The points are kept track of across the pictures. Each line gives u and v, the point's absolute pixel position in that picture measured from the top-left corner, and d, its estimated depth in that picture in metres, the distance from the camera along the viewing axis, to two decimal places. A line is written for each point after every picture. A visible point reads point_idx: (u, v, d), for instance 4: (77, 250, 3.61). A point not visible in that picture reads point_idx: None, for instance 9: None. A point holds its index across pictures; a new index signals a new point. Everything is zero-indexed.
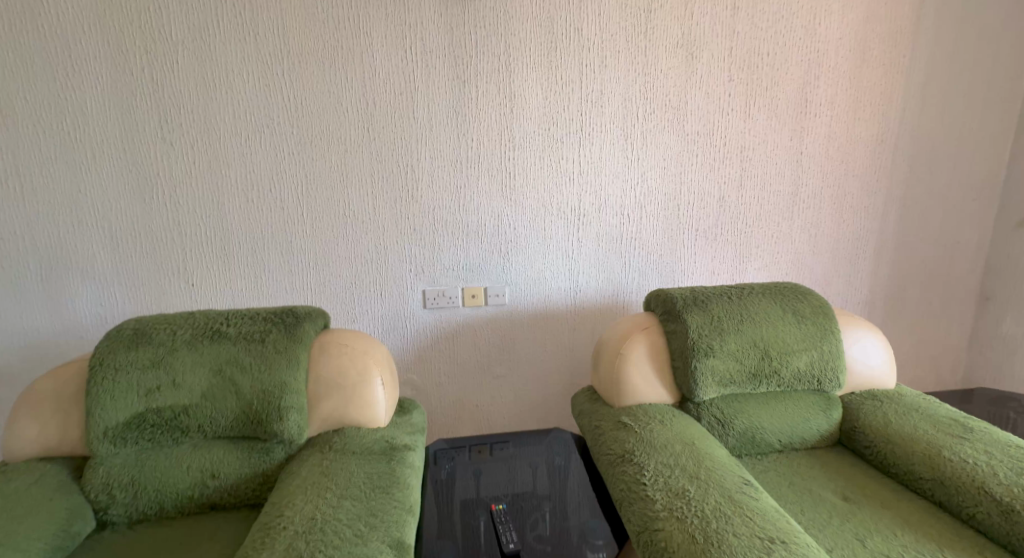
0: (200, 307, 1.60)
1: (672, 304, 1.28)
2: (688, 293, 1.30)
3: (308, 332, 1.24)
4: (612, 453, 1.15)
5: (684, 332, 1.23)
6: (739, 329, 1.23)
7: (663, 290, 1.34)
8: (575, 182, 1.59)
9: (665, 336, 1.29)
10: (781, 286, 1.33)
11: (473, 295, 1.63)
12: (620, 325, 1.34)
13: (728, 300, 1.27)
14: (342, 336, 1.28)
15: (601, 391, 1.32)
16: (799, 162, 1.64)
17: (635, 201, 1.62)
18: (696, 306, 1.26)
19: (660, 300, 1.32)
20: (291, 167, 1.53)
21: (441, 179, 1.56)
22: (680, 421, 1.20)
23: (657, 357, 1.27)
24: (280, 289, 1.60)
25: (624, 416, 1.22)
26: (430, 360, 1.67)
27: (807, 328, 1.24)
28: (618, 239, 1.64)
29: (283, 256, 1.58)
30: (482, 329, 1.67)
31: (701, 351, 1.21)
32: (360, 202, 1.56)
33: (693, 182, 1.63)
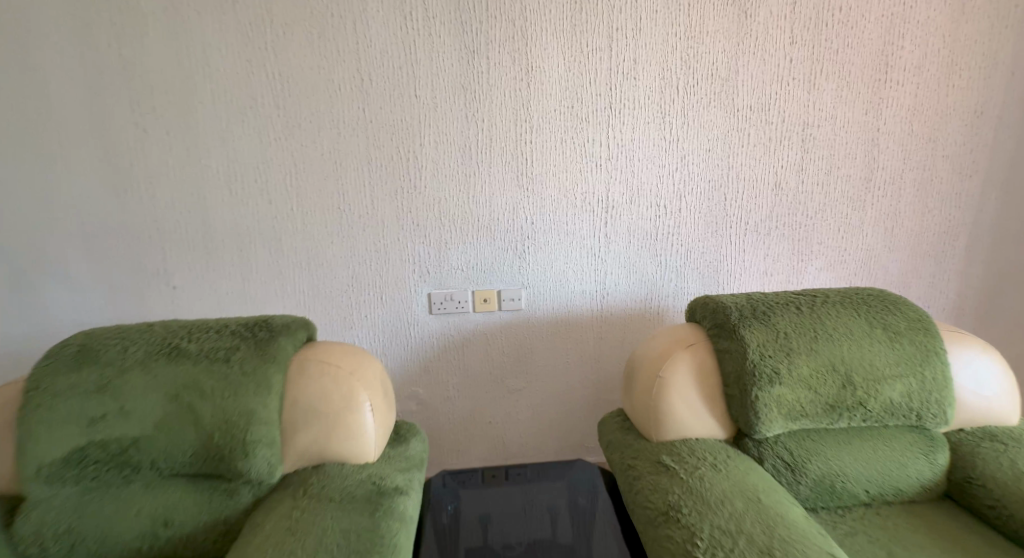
0: (181, 312, 1.41)
1: (724, 316, 1.04)
2: (744, 302, 1.05)
3: (284, 348, 1.03)
4: (652, 508, 0.91)
5: (742, 353, 0.99)
6: (812, 348, 0.98)
7: (712, 297, 1.10)
8: (603, 168, 1.36)
9: (715, 355, 1.04)
10: (863, 292, 1.07)
11: (484, 299, 1.41)
12: (660, 339, 1.10)
13: (796, 311, 1.02)
14: (327, 353, 1.06)
15: (636, 419, 1.09)
16: (875, 140, 1.37)
17: (673, 189, 1.38)
18: (755, 318, 1.02)
19: (708, 309, 1.08)
20: (277, 155, 1.33)
21: (447, 167, 1.34)
22: (738, 465, 0.96)
23: (706, 380, 1.03)
24: (267, 293, 1.40)
25: (665, 456, 0.99)
26: (436, 372, 1.47)
27: (900, 349, 0.99)
28: (653, 235, 1.40)
29: (269, 255, 1.38)
30: (495, 339, 1.45)
31: (765, 378, 0.96)
32: (355, 193, 1.35)
33: (743, 166, 1.37)
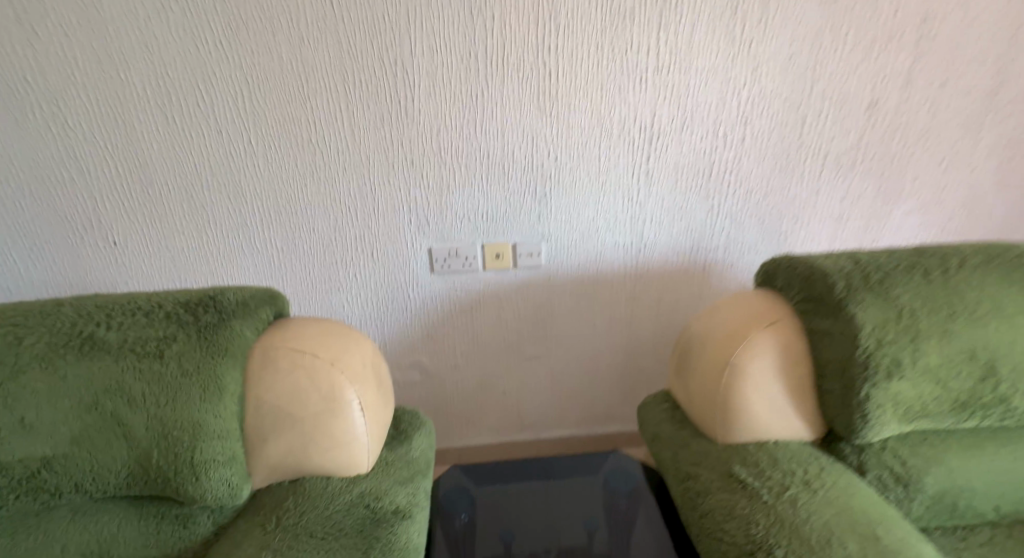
0: (119, 276, 1.11)
1: (825, 286, 0.82)
2: (851, 267, 0.83)
3: (239, 336, 0.78)
4: (732, 537, 0.76)
5: (850, 338, 0.78)
6: (946, 332, 0.77)
7: (804, 259, 0.88)
8: (648, 87, 1.06)
9: (802, 340, 0.85)
10: (1003, 252, 0.84)
11: (497, 254, 1.15)
12: (729, 312, 0.91)
13: (924, 280, 0.80)
14: (300, 337, 0.81)
15: (695, 409, 0.92)
16: (1006, 45, 1.07)
17: (737, 112, 1.08)
18: (869, 290, 0.80)
19: (799, 275, 0.87)
20: (219, 69, 0.97)
21: (449, 85, 1.02)
22: (831, 482, 0.79)
23: (788, 367, 0.85)
24: (227, 250, 1.11)
25: (738, 465, 0.83)
26: (442, 340, 1.24)
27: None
28: (705, 172, 1.13)
29: (222, 203, 1.07)
30: (511, 300, 1.21)
31: (880, 372, 0.76)
32: (329, 123, 1.03)
33: (831, 80, 1.07)
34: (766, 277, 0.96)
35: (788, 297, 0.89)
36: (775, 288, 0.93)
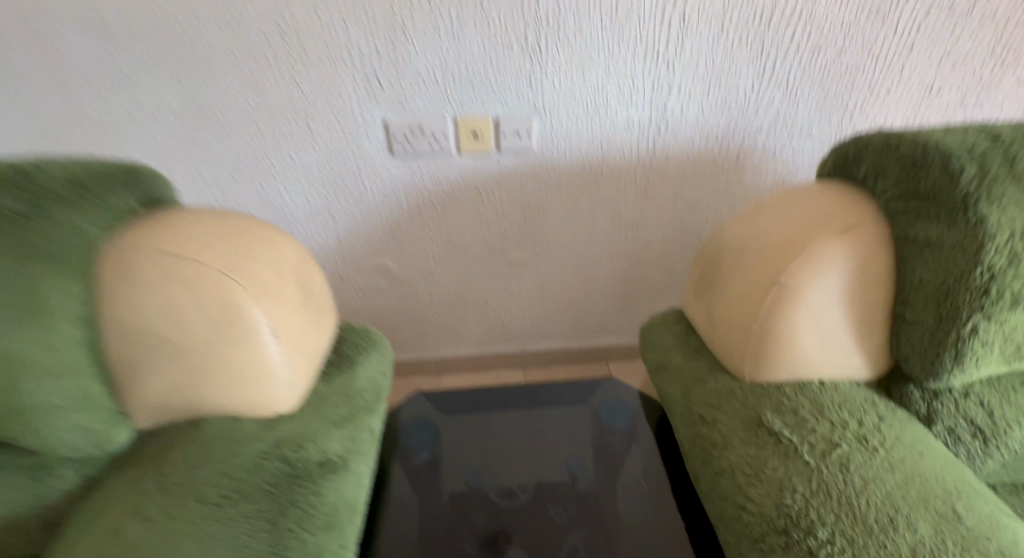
0: None
1: (945, 172, 0.58)
2: (987, 144, 0.59)
3: (62, 228, 0.55)
4: (760, 506, 0.58)
5: (973, 251, 0.56)
6: None
7: (912, 133, 0.63)
8: None
9: (885, 249, 0.63)
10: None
11: (475, 132, 0.89)
12: (782, 214, 0.68)
13: None
14: (193, 238, 0.59)
15: (718, 333, 0.71)
16: None
17: None
18: (1014, 182, 0.56)
19: (901, 155, 0.63)
20: None
21: None
22: (894, 437, 0.60)
23: (857, 289, 0.63)
24: (119, 122, 0.85)
25: (770, 409, 0.63)
26: (410, 240, 1.01)
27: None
28: (758, 22, 0.84)
29: (100, 54, 0.79)
30: (494, 192, 0.97)
31: (1004, 299, 0.57)
32: None
33: None
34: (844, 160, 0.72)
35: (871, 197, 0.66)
36: (854, 179, 0.70)
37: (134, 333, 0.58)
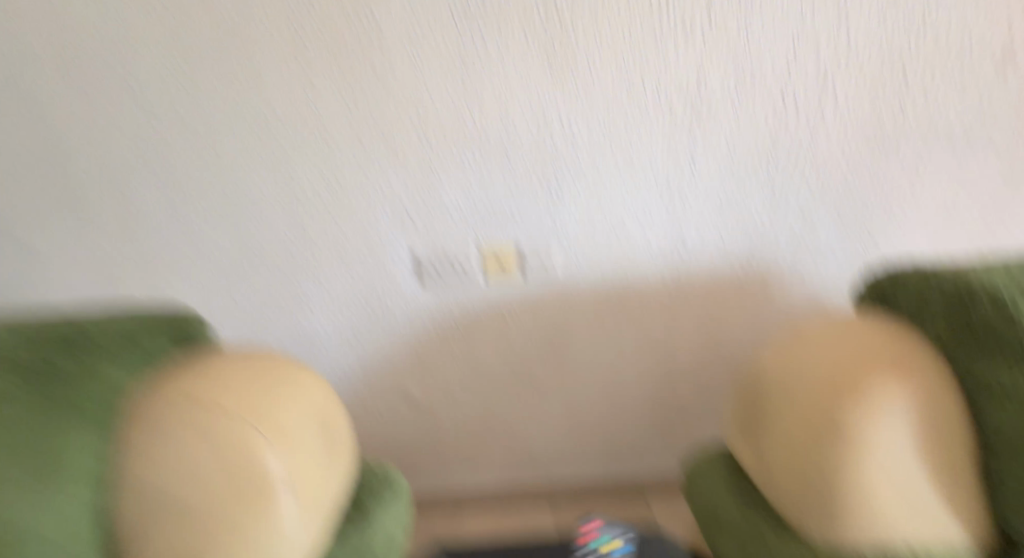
0: (32, 287, 0.93)
1: (1005, 316, 0.59)
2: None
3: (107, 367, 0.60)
4: None
5: None
6: None
7: (953, 274, 0.66)
8: (694, 41, 0.82)
9: (945, 381, 0.62)
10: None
11: (499, 258, 0.92)
12: (827, 341, 0.68)
13: None
14: (226, 390, 0.60)
15: (780, 484, 0.65)
16: None
17: (813, 72, 0.84)
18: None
19: (952, 297, 0.64)
20: (148, 28, 0.78)
21: (433, 40, 0.80)
22: None
23: (929, 422, 0.59)
24: (164, 251, 0.90)
25: None
26: (432, 368, 1.00)
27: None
28: (770, 151, 0.88)
29: (156, 195, 0.87)
30: (518, 316, 0.96)
31: None
32: (282, 90, 0.82)
33: (939, 31, 0.82)
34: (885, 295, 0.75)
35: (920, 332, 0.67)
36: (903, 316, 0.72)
37: (143, 480, 0.54)
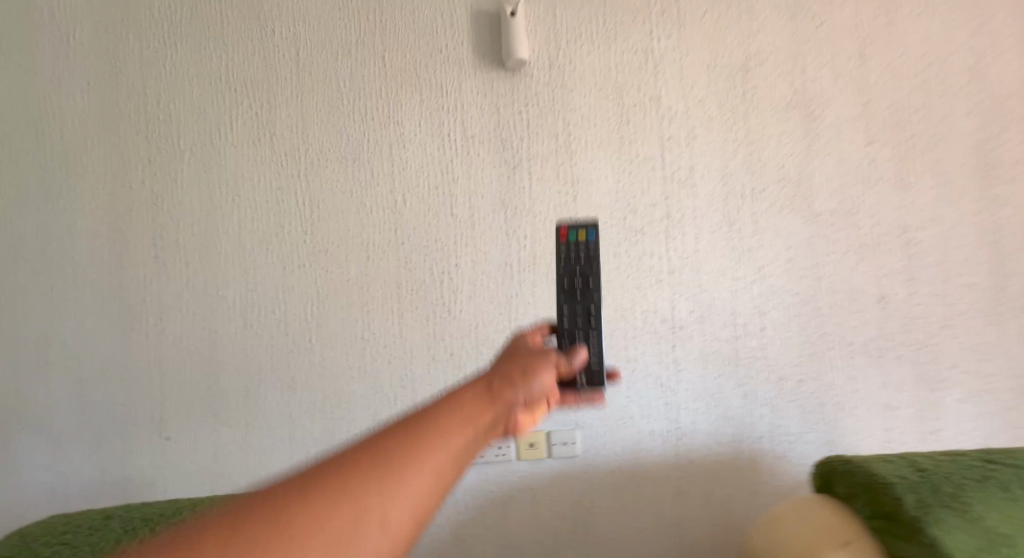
0: (174, 468, 1.23)
1: (894, 500, 0.84)
2: (917, 479, 0.87)
3: None
4: None
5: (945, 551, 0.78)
6: None
7: (868, 473, 0.90)
8: (665, 285, 1.20)
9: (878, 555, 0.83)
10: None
11: (531, 443, 1.19)
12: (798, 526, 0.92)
13: (1003, 496, 0.83)
14: None
15: None
16: (995, 244, 1.21)
17: (753, 305, 1.20)
18: (947, 508, 0.82)
19: (860, 485, 0.90)
20: (299, 284, 1.23)
21: (486, 288, 1.22)
22: None
23: None
24: (279, 438, 1.23)
25: None
26: (474, 542, 1.19)
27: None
28: (731, 360, 1.20)
29: (283, 397, 1.23)
30: (545, 494, 1.19)
31: None
32: (384, 322, 1.23)
33: (834, 278, 1.20)
34: (822, 483, 0.99)
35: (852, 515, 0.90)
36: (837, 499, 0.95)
37: None
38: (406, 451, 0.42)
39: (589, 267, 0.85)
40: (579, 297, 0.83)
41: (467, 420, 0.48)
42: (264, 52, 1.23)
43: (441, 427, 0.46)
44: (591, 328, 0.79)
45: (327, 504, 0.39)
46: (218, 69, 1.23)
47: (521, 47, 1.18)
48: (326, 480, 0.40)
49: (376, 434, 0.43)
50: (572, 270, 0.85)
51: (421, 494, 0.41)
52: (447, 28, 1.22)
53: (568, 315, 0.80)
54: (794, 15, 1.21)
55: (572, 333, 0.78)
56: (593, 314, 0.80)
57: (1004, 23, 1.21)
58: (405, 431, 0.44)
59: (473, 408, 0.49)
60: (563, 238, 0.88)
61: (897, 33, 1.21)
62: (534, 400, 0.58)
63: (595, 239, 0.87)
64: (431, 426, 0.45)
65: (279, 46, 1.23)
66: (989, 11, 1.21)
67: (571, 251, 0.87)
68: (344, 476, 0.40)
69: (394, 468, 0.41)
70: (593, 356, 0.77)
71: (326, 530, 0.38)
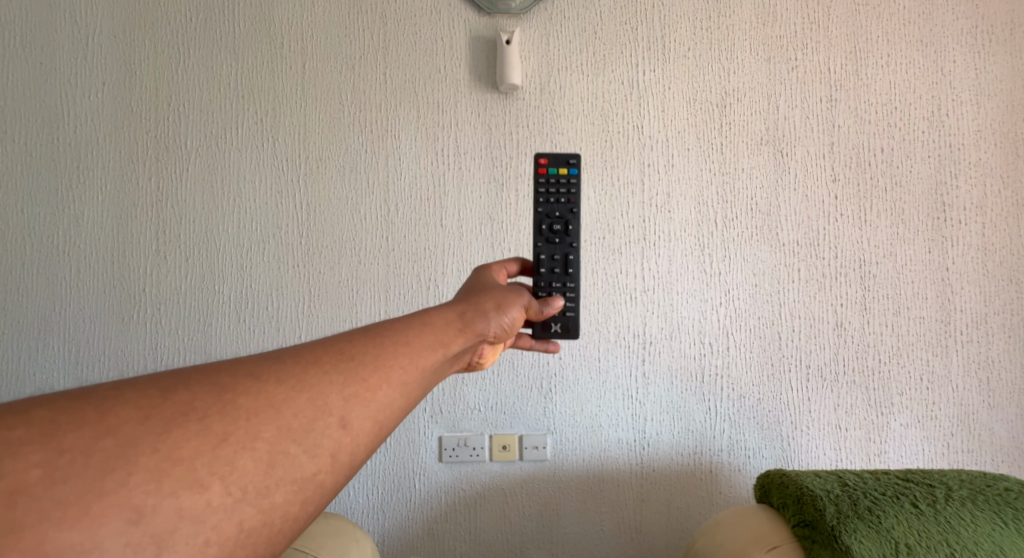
0: None
1: (817, 510, 0.95)
2: (839, 493, 0.97)
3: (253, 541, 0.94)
4: None
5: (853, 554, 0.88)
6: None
7: (799, 485, 1.01)
8: (638, 302, 1.28)
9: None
10: (955, 478, 1.02)
11: (505, 445, 1.25)
12: (734, 530, 1.02)
13: (914, 512, 0.94)
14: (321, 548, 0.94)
15: None
16: (946, 281, 1.30)
17: (719, 326, 1.28)
18: (861, 519, 0.92)
19: (791, 496, 1.01)
20: (292, 283, 1.30)
21: None
22: None
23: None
24: None
25: None
26: (444, 536, 1.25)
27: (1011, 542, 0.90)
28: (696, 376, 1.28)
29: None
30: (514, 494, 1.26)
31: None
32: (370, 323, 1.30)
33: (795, 304, 1.29)
34: (762, 492, 1.10)
35: (781, 520, 1.01)
36: (772, 506, 1.05)
37: None
38: (372, 367, 0.42)
39: (571, 210, 0.81)
40: (559, 240, 0.81)
41: (437, 340, 0.48)
42: (272, 62, 1.30)
43: (414, 344, 0.46)
44: (567, 275, 0.80)
45: (282, 412, 0.37)
46: (228, 76, 1.30)
47: (514, 72, 1.25)
48: (282, 383, 0.38)
49: (344, 345, 0.43)
50: (554, 211, 0.82)
51: (383, 410, 0.41)
52: (446, 50, 1.30)
53: (547, 259, 0.80)
54: (770, 58, 1.30)
55: (550, 281, 0.79)
56: (572, 261, 0.80)
57: (964, 76, 1.31)
58: (374, 347, 0.43)
59: (443, 330, 0.50)
60: (543, 175, 0.83)
61: (864, 81, 1.31)
62: (497, 334, 0.59)
63: (577, 176, 0.83)
64: (399, 344, 0.45)
65: (287, 57, 1.30)
66: (951, 65, 1.31)
67: (551, 190, 0.82)
68: (303, 385, 0.39)
69: (360, 383, 0.41)
70: (567, 305, 0.78)
71: (275, 440, 0.36)
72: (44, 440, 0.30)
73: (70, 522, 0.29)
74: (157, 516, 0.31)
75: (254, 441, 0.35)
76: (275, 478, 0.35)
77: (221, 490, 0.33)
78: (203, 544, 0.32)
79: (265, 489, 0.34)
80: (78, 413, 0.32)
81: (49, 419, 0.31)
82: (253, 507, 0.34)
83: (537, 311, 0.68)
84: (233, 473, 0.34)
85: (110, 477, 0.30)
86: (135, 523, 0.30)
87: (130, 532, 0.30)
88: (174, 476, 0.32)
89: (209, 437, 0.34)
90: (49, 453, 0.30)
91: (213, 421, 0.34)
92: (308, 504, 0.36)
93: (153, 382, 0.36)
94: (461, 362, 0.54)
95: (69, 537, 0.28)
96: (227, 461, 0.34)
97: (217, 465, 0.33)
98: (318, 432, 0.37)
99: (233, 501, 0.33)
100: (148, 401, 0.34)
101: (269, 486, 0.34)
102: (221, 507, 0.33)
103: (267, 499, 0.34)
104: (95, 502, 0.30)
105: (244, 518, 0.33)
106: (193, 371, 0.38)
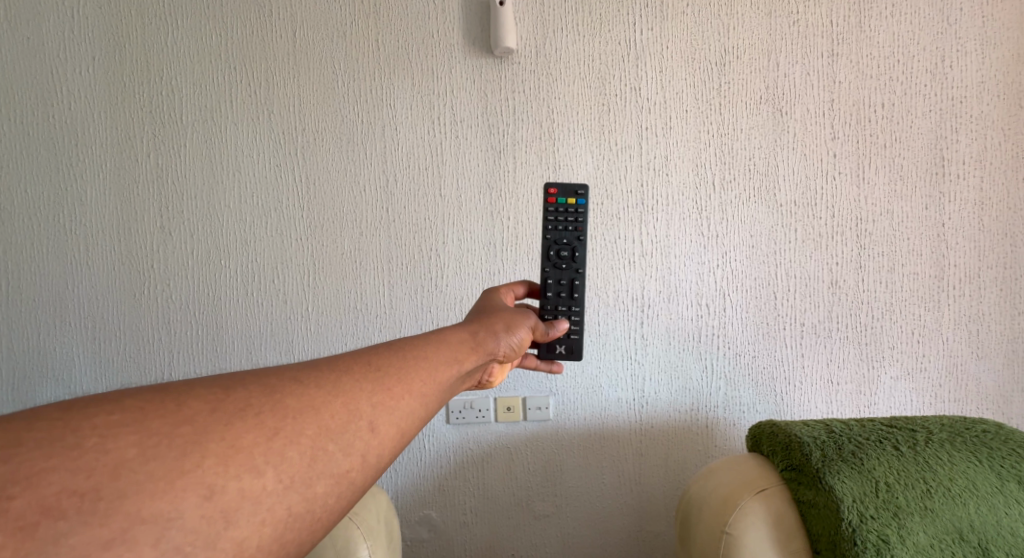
0: None
1: (804, 455, 1.00)
2: (825, 439, 1.02)
3: None
4: None
5: (836, 495, 0.94)
6: (920, 503, 0.93)
7: (786, 431, 1.06)
8: (637, 266, 1.30)
9: (788, 501, 0.98)
10: (936, 422, 1.07)
11: (509, 407, 1.31)
12: (725, 477, 1.04)
13: (895, 454, 0.99)
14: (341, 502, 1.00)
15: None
16: (942, 236, 1.31)
17: (716, 287, 1.31)
18: (844, 462, 0.98)
19: (780, 443, 1.05)
20: (297, 255, 1.32)
21: (470, 265, 1.32)
22: None
23: (778, 521, 0.96)
24: None
25: None
26: (454, 492, 1.33)
27: (984, 480, 0.96)
28: (693, 336, 1.32)
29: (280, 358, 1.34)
30: (519, 452, 1.33)
31: (870, 538, 0.90)
32: (374, 293, 1.33)
33: (791, 265, 1.31)
34: (753, 443, 1.13)
35: (767, 464, 1.05)
36: (761, 452, 1.10)
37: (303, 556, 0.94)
38: (395, 378, 0.49)
39: (578, 237, 0.87)
40: (566, 266, 0.86)
41: (452, 357, 0.55)
42: (262, 32, 1.27)
43: (430, 360, 0.53)
44: (574, 298, 0.84)
45: (321, 413, 0.44)
46: (219, 48, 1.28)
47: (508, 35, 1.23)
48: (322, 388, 0.46)
49: (373, 356, 0.50)
50: (562, 238, 0.87)
51: (405, 418, 0.48)
52: (438, 13, 1.27)
53: (555, 282, 0.84)
54: (771, 11, 1.27)
55: (556, 304, 0.83)
56: (578, 285, 0.84)
57: (970, 25, 1.27)
58: (397, 359, 0.51)
59: (458, 347, 0.56)
60: (553, 204, 0.88)
61: (867, 33, 1.28)
62: (507, 354, 0.65)
63: (584, 206, 0.88)
64: (419, 359, 0.52)
65: (277, 27, 1.27)
66: (957, 13, 1.27)
67: (560, 219, 0.88)
68: (338, 390, 0.46)
69: (385, 391, 0.48)
70: (572, 328, 0.83)
71: (316, 436, 0.43)
72: (138, 424, 0.40)
73: (158, 494, 0.38)
74: (225, 494, 0.39)
75: (300, 437, 0.43)
76: (316, 471, 0.42)
77: (274, 477, 0.41)
78: (260, 523, 0.40)
79: (309, 480, 0.42)
80: (160, 405, 0.41)
81: (139, 409, 0.40)
82: (300, 496, 0.41)
83: (544, 334, 0.75)
84: (283, 463, 0.42)
85: (188, 459, 0.39)
86: (207, 498, 0.39)
87: (204, 506, 0.38)
88: (237, 462, 0.40)
89: (264, 429, 0.42)
90: (142, 436, 0.39)
91: (266, 417, 0.43)
92: (342, 498, 0.43)
93: (214, 381, 0.44)
94: (473, 378, 0.60)
95: (158, 506, 0.37)
96: (278, 452, 0.42)
97: (271, 454, 0.41)
98: (350, 434, 0.45)
99: (283, 488, 0.41)
100: (213, 393, 0.43)
101: (311, 478, 0.42)
102: (274, 492, 0.41)
103: (310, 490, 0.42)
104: (178, 479, 0.38)
105: (293, 503, 0.41)
106: (247, 373, 0.46)
